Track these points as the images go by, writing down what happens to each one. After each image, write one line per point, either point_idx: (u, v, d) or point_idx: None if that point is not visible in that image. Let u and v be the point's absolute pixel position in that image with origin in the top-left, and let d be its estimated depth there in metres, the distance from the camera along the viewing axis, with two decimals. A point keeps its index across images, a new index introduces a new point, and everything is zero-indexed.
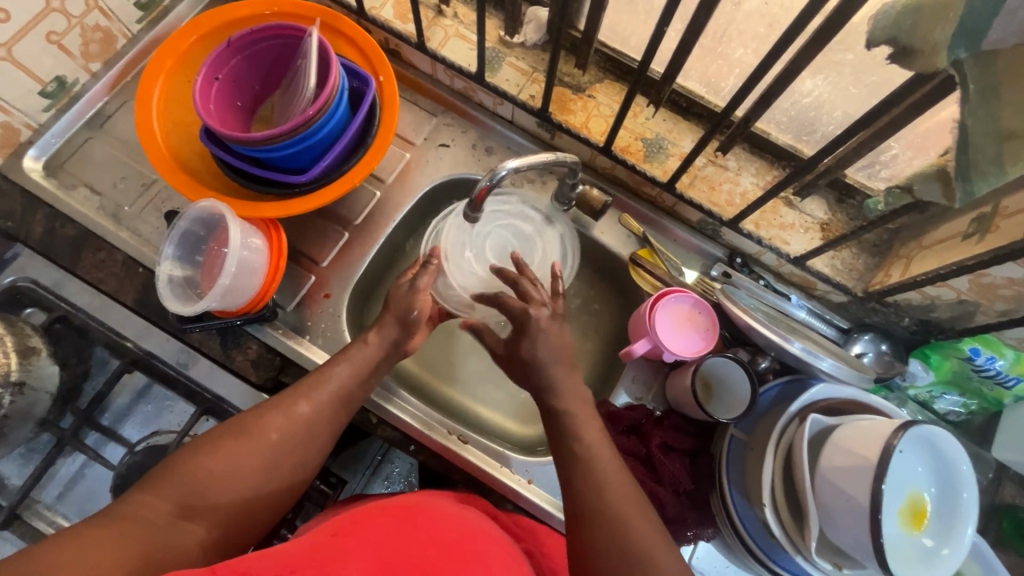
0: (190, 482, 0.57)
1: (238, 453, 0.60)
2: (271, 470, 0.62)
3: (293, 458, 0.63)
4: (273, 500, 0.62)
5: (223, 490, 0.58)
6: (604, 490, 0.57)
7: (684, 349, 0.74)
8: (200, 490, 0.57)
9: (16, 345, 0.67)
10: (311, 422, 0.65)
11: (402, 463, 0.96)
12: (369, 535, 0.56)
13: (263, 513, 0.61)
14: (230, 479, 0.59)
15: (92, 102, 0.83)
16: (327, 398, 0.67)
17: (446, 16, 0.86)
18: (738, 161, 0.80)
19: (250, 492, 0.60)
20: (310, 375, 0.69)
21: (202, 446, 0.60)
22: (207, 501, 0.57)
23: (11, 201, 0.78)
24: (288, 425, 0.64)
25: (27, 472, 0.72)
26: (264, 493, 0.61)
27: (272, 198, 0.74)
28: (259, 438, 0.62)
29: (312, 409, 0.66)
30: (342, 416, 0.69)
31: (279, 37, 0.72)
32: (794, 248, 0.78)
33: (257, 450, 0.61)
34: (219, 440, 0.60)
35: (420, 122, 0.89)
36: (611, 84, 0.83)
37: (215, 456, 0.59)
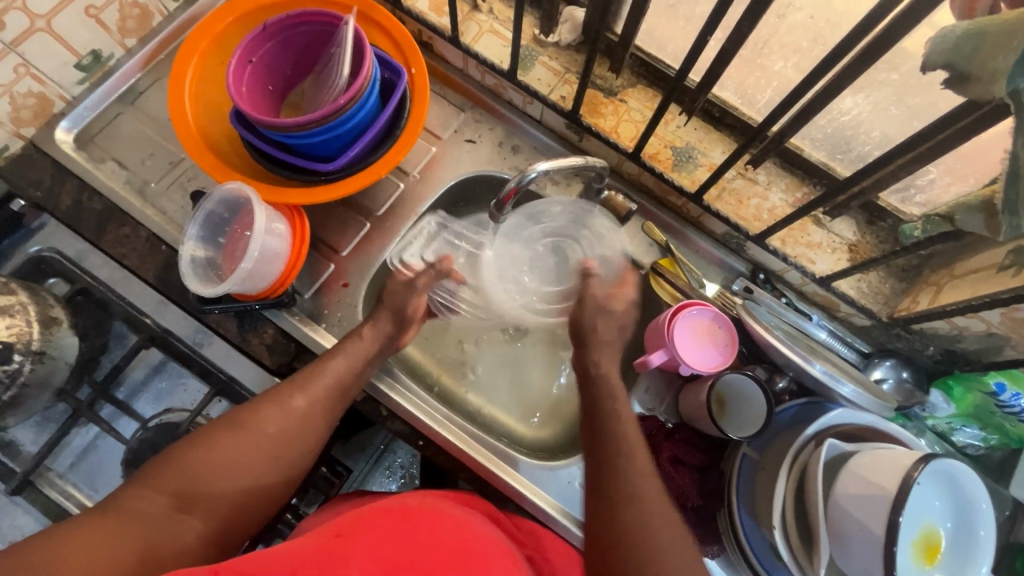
0: (187, 474, 0.57)
1: (233, 448, 0.60)
2: (269, 461, 0.62)
3: (290, 449, 0.63)
4: (269, 493, 0.62)
5: (219, 484, 0.58)
6: (626, 512, 0.55)
7: (701, 363, 0.72)
8: (197, 482, 0.57)
9: (39, 315, 0.67)
10: (305, 415, 0.65)
11: (403, 455, 1.00)
12: (369, 535, 0.55)
13: (261, 505, 0.61)
14: (226, 473, 0.59)
15: (125, 78, 0.84)
16: (323, 391, 0.67)
17: (482, 11, 0.85)
18: (768, 175, 0.79)
19: (249, 485, 0.60)
20: (306, 368, 0.69)
21: (196, 440, 0.60)
22: (202, 495, 0.57)
23: (42, 170, 0.79)
24: (284, 419, 0.64)
25: (42, 440, 0.73)
26: (261, 484, 0.61)
27: (297, 184, 0.74)
28: (256, 431, 0.62)
29: (307, 403, 0.66)
30: (340, 406, 0.69)
31: (314, 24, 0.72)
32: (819, 268, 0.77)
33: (253, 445, 0.61)
34: (215, 432, 0.61)
35: (447, 117, 0.88)
36: (644, 89, 0.82)
37: (214, 447, 0.59)
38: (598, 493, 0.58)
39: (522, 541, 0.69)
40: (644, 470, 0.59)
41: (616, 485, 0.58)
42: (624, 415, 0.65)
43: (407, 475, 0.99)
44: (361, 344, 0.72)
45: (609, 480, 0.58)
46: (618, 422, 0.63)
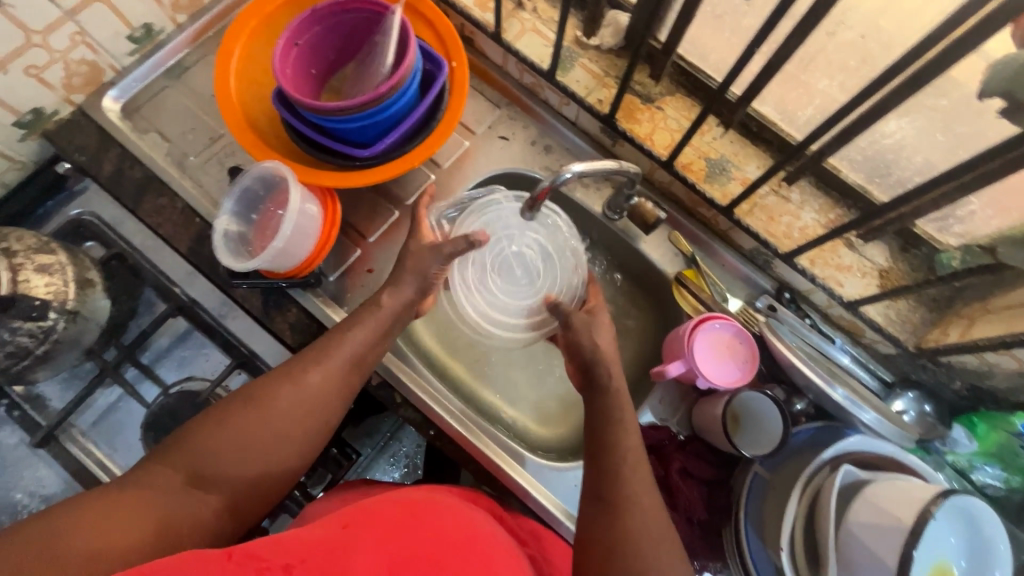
0: (203, 451, 0.57)
1: (245, 423, 0.59)
2: (281, 436, 0.60)
3: (301, 428, 0.62)
4: (283, 468, 0.61)
5: (231, 460, 0.57)
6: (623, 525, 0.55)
7: (718, 377, 0.71)
8: (213, 460, 0.57)
9: (75, 276, 0.69)
10: (317, 389, 0.63)
11: (408, 445, 1.03)
12: (376, 523, 0.55)
13: (276, 479, 0.61)
14: (238, 448, 0.58)
15: (173, 53, 0.86)
16: (336, 364, 0.65)
17: (526, 9, 0.85)
18: (802, 195, 0.78)
19: (262, 460, 0.59)
20: (321, 341, 0.66)
21: (211, 417, 0.59)
22: (216, 471, 0.57)
23: (87, 136, 0.81)
24: (296, 394, 0.62)
25: (68, 397, 0.75)
26: (273, 460, 0.60)
27: (332, 167, 0.75)
28: (267, 406, 0.60)
29: (320, 376, 0.64)
30: (354, 380, 0.67)
31: (361, 11, 0.73)
32: (847, 291, 0.76)
33: (264, 420, 0.60)
34: (229, 408, 0.60)
35: (483, 112, 0.89)
36: (682, 98, 0.81)
37: (230, 425, 0.59)
38: (600, 502, 0.58)
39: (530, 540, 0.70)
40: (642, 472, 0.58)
41: (616, 492, 0.57)
42: (625, 418, 0.62)
43: (411, 464, 1.03)
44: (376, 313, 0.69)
45: (609, 489, 0.58)
46: (617, 425, 0.61)
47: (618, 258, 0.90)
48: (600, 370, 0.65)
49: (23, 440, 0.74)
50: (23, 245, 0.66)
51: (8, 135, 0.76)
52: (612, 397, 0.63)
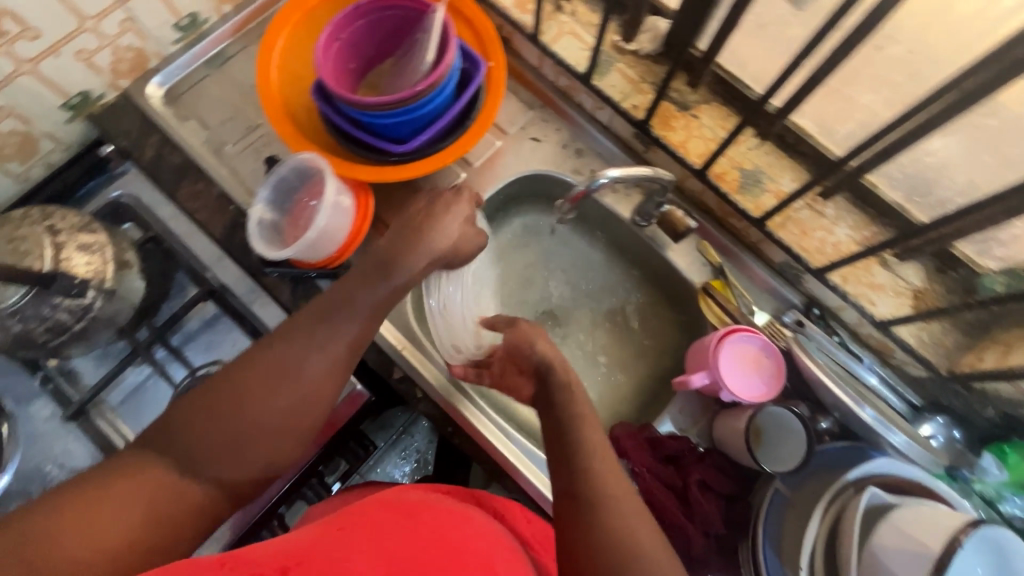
0: (188, 443, 0.50)
1: (233, 403, 0.52)
2: (271, 416, 0.53)
3: (295, 406, 0.55)
4: (279, 450, 0.54)
5: (220, 447, 0.51)
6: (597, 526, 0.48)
7: (743, 390, 0.70)
8: (200, 454, 0.50)
9: (115, 256, 0.70)
10: (313, 364, 0.56)
11: (420, 439, 1.05)
12: (376, 519, 0.53)
13: (273, 461, 0.54)
14: (227, 432, 0.51)
15: (216, 42, 0.87)
16: (332, 337, 0.57)
17: (564, 12, 0.85)
18: (837, 210, 0.77)
19: (253, 443, 0.52)
20: (317, 310, 0.59)
21: (194, 399, 0.52)
22: (204, 459, 0.50)
23: (131, 121, 0.84)
24: (288, 369, 0.55)
25: (100, 372, 0.77)
26: (266, 442, 0.53)
27: (366, 162, 0.76)
28: (255, 386, 0.53)
29: (313, 351, 0.56)
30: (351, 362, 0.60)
31: (403, 8, 0.73)
32: (880, 310, 0.75)
33: (254, 400, 0.53)
34: (214, 388, 0.53)
35: (516, 113, 0.89)
36: (718, 107, 0.80)
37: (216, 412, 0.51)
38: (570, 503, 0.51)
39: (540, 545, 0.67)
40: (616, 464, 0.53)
41: (594, 490, 0.51)
42: (584, 412, 0.58)
43: (421, 460, 1.06)
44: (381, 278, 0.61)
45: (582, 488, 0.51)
46: (579, 421, 0.57)
47: (645, 266, 0.90)
48: (553, 369, 0.61)
49: (55, 413, 0.76)
50: (68, 224, 0.68)
51: (57, 117, 0.79)
52: (564, 392, 0.60)
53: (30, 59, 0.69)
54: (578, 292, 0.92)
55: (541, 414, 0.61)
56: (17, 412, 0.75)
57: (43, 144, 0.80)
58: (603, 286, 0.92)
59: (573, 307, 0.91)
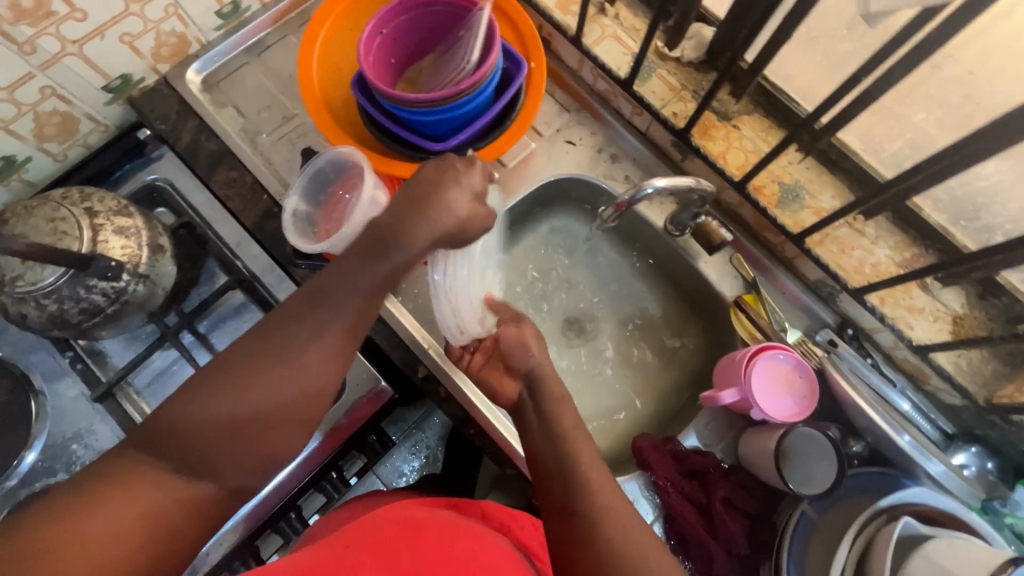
0: (188, 432, 0.46)
1: (230, 396, 0.48)
2: (274, 406, 0.50)
3: (297, 393, 0.51)
4: (285, 438, 0.51)
5: (222, 442, 0.47)
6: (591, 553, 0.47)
7: (774, 409, 0.69)
8: (201, 447, 0.46)
9: (149, 241, 0.70)
10: (313, 346, 0.52)
11: (430, 435, 1.09)
12: (377, 544, 0.54)
13: (281, 448, 0.51)
14: (227, 426, 0.48)
15: (256, 30, 0.87)
16: (331, 319, 0.53)
17: (608, 15, 0.84)
18: (878, 230, 0.75)
19: (257, 434, 0.49)
20: (314, 290, 0.54)
21: (187, 393, 0.48)
22: (207, 455, 0.47)
23: (169, 105, 0.84)
24: (286, 355, 0.51)
25: (128, 355, 0.78)
26: (269, 431, 0.50)
27: (402, 158, 0.75)
28: (252, 375, 0.49)
29: (311, 335, 0.52)
30: (354, 345, 0.56)
31: (448, 5, 0.73)
32: (917, 335, 0.73)
33: (252, 391, 0.49)
34: (208, 380, 0.48)
35: (552, 115, 0.88)
36: (760, 118, 0.79)
37: (215, 400, 0.48)
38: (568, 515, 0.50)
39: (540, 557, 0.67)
40: (614, 486, 0.51)
41: (589, 501, 0.50)
42: (568, 424, 0.56)
43: (431, 455, 1.09)
44: (384, 261, 0.56)
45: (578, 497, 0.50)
46: (570, 435, 0.55)
47: (675, 275, 0.88)
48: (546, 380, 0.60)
49: (83, 394, 0.76)
50: (105, 207, 0.68)
51: (97, 98, 0.79)
52: (554, 403, 0.58)
53: (75, 40, 0.69)
54: (605, 298, 0.91)
55: (529, 424, 0.59)
56: (46, 391, 0.76)
57: (82, 124, 0.80)
58: (630, 294, 0.91)
59: (599, 313, 0.90)
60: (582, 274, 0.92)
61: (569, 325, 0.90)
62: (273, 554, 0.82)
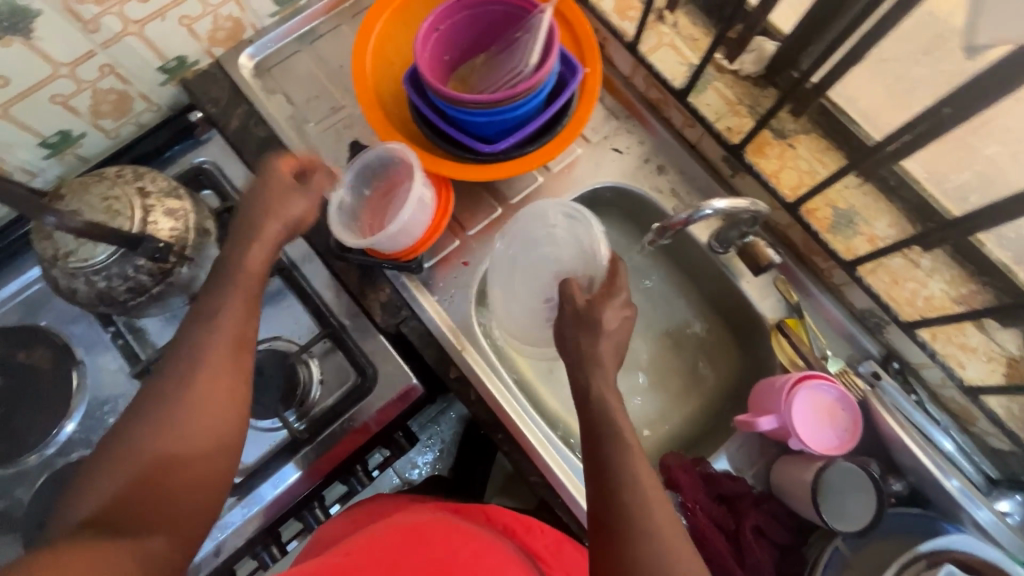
0: (102, 504, 0.46)
1: (126, 454, 0.48)
2: (177, 441, 0.49)
3: (192, 426, 0.50)
4: (201, 471, 0.50)
5: (142, 492, 0.47)
6: (636, 550, 0.49)
7: (813, 440, 0.67)
8: (121, 503, 0.46)
9: (196, 224, 0.71)
10: (193, 382, 0.52)
11: (445, 430, 1.09)
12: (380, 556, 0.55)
13: (206, 481, 0.50)
14: (139, 477, 0.47)
15: (310, 19, 0.87)
16: (209, 353, 0.53)
17: (666, 22, 0.82)
18: (934, 262, 0.72)
19: (172, 475, 0.49)
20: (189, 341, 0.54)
21: (91, 470, 0.48)
22: (133, 510, 0.47)
23: (221, 89, 0.84)
24: (168, 401, 0.51)
25: (167, 333, 0.79)
26: (182, 471, 0.49)
27: (449, 157, 0.75)
28: (138, 429, 0.49)
29: (190, 376, 0.52)
30: (246, 362, 0.55)
31: (507, 5, 0.71)
32: (968, 374, 0.70)
33: (146, 440, 0.49)
34: (104, 452, 0.49)
35: (601, 120, 0.86)
36: (818, 138, 0.76)
37: (113, 469, 0.47)
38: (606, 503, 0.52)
39: (545, 557, 0.67)
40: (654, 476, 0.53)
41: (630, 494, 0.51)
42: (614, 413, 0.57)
43: (445, 449, 1.08)
44: (243, 286, 0.58)
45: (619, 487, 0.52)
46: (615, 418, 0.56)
47: (714, 293, 0.86)
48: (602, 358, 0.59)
49: (123, 368, 0.77)
50: (157, 188, 0.69)
51: (152, 79, 0.80)
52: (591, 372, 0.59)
53: (137, 20, 0.70)
54: (640, 311, 0.89)
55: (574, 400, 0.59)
56: (87, 361, 0.77)
57: (137, 104, 0.81)
58: (665, 307, 0.89)
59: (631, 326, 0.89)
60: None
61: None
62: (293, 540, 0.82)
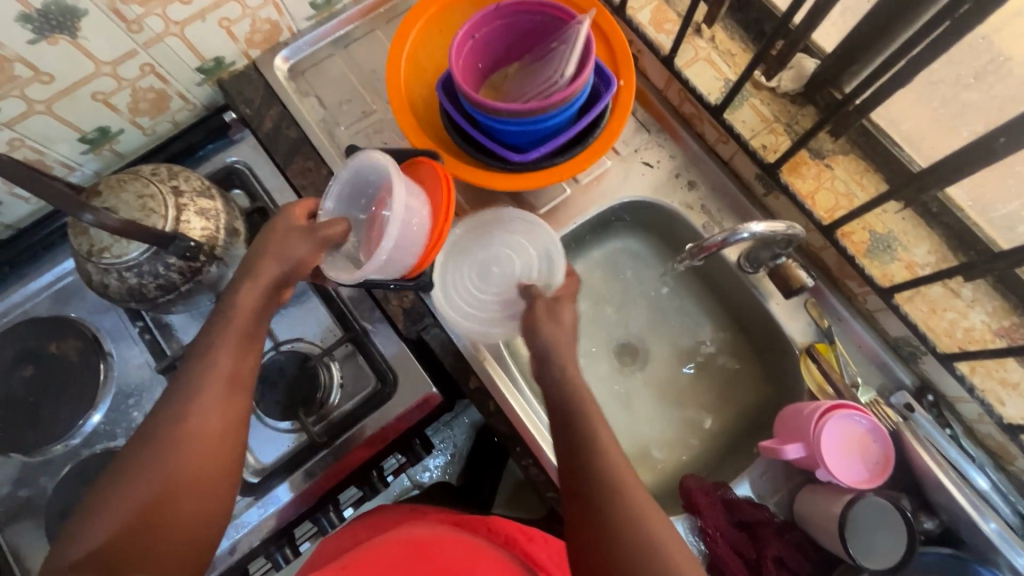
0: (94, 548, 0.47)
1: (122, 496, 0.49)
2: (169, 486, 0.50)
3: (186, 469, 0.51)
4: (197, 512, 0.51)
5: (140, 536, 0.49)
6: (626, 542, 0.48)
7: (843, 472, 0.65)
8: (119, 547, 0.48)
9: (226, 224, 0.72)
10: (187, 426, 0.52)
11: (459, 434, 1.09)
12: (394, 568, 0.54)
13: (200, 523, 0.52)
14: (135, 521, 0.49)
15: (345, 23, 0.88)
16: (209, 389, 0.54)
17: (703, 37, 0.81)
18: (975, 292, 0.70)
19: (168, 518, 0.50)
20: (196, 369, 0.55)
21: (89, 511, 0.49)
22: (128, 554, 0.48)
23: (255, 90, 0.85)
24: (162, 445, 0.51)
25: (193, 329, 0.80)
26: (179, 513, 0.50)
27: (478, 165, 0.74)
28: (135, 473, 0.50)
29: (184, 418, 0.52)
30: (245, 396, 0.56)
31: (544, 15, 0.71)
32: (1009, 412, 0.67)
33: (141, 484, 0.50)
34: (103, 492, 0.50)
35: (632, 133, 0.85)
36: (856, 160, 0.74)
37: (102, 512, 0.49)
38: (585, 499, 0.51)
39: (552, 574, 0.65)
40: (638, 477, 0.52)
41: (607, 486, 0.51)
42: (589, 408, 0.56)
43: (456, 453, 1.08)
44: (233, 315, 0.58)
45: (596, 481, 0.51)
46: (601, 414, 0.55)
47: (739, 312, 0.85)
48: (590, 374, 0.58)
49: (148, 362, 0.78)
50: (190, 187, 0.70)
51: (190, 78, 0.81)
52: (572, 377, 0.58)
53: (178, 22, 0.71)
54: (663, 328, 0.88)
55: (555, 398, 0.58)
56: (114, 353, 0.79)
57: (173, 102, 0.82)
58: (688, 323, 0.88)
59: (653, 342, 0.87)
60: (643, 300, 0.89)
61: (622, 350, 0.87)
62: (305, 541, 0.82)
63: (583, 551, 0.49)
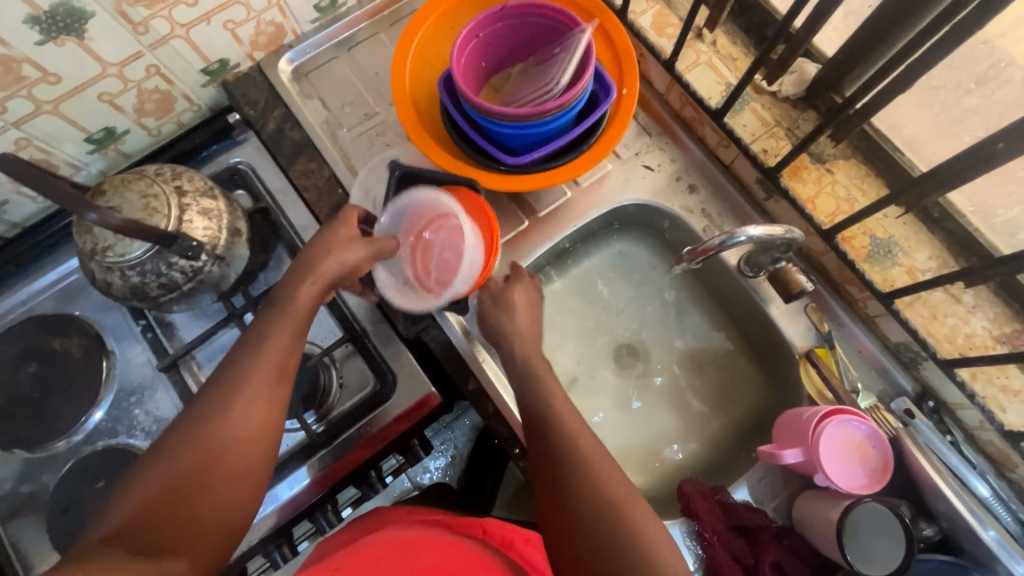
0: (124, 523, 0.46)
1: (161, 471, 0.48)
2: (211, 463, 0.49)
3: (230, 447, 0.51)
4: (235, 497, 0.50)
5: (174, 513, 0.47)
6: (607, 522, 0.50)
7: (840, 478, 0.65)
8: (150, 524, 0.46)
9: (229, 224, 0.72)
10: (230, 404, 0.52)
11: (459, 436, 1.09)
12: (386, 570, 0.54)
13: (235, 507, 0.50)
14: (170, 496, 0.47)
15: (349, 26, 0.88)
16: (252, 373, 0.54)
17: (704, 41, 0.81)
18: (976, 298, 0.70)
19: (203, 495, 0.48)
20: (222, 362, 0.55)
21: (124, 487, 0.48)
22: (159, 531, 0.46)
23: (259, 92, 0.86)
24: (210, 422, 0.51)
25: (195, 328, 0.80)
26: (218, 494, 0.49)
27: (473, 165, 0.75)
28: (177, 448, 0.50)
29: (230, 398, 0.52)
30: (285, 391, 0.56)
31: (550, 19, 0.71)
32: (1010, 419, 0.67)
33: (180, 460, 0.49)
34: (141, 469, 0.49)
35: (633, 136, 0.85)
36: (857, 165, 0.74)
37: (137, 487, 0.47)
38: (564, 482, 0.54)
39: None
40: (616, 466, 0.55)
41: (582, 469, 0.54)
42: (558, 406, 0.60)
43: (457, 455, 1.08)
44: (291, 309, 0.59)
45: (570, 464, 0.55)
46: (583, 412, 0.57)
47: (739, 316, 0.85)
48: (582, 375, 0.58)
49: (150, 360, 0.79)
50: (194, 187, 0.71)
51: (195, 80, 0.82)
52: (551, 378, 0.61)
53: (184, 24, 0.71)
54: (662, 331, 0.88)
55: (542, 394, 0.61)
56: (116, 351, 0.79)
57: (178, 103, 0.83)
58: (688, 327, 0.88)
59: (652, 344, 0.88)
60: (642, 303, 0.89)
61: (621, 353, 0.87)
62: (304, 540, 0.83)
63: (568, 534, 0.51)
